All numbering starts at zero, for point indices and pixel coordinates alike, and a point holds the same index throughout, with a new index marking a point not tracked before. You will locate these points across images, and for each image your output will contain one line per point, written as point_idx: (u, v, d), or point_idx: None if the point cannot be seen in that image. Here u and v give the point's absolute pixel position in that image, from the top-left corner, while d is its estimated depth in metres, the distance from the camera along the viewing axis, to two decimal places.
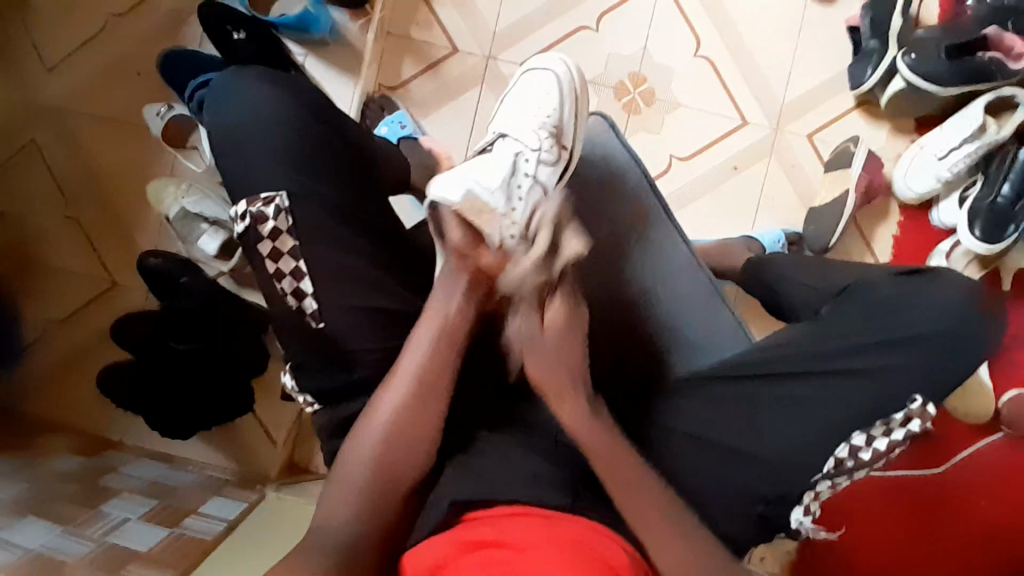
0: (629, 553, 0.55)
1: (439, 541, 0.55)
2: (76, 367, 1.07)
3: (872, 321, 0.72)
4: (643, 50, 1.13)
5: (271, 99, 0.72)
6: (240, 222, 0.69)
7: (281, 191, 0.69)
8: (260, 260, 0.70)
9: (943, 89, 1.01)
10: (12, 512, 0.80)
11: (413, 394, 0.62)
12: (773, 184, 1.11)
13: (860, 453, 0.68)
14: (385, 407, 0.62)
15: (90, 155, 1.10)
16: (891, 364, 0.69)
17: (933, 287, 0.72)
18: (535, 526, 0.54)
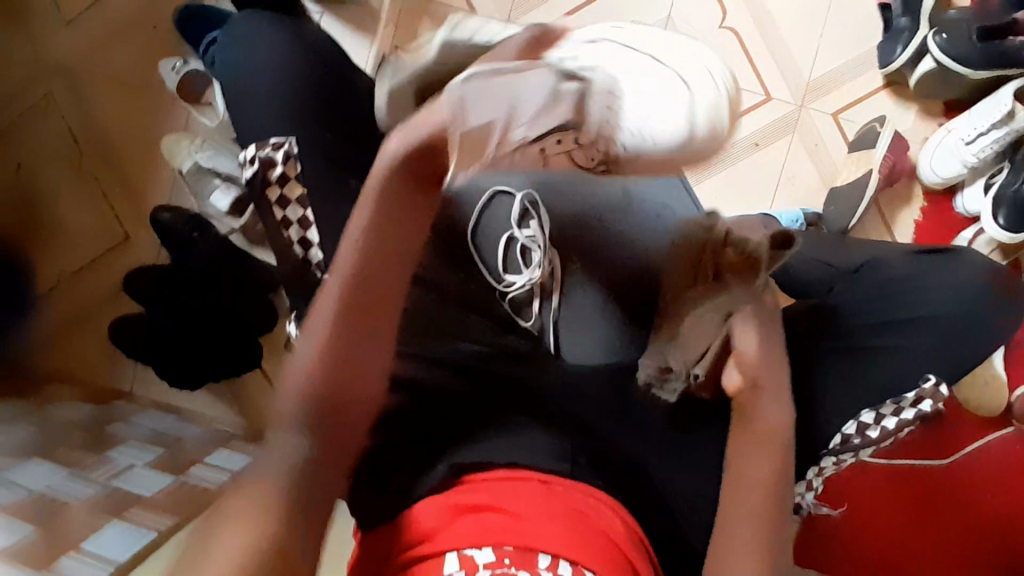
0: (627, 523, 0.58)
1: (434, 504, 0.56)
2: (89, 317, 1.09)
3: (884, 301, 0.71)
4: (666, 19, 1.09)
5: (278, 48, 0.69)
6: (250, 167, 0.68)
7: (290, 136, 0.67)
8: (268, 206, 0.69)
9: (974, 72, 0.97)
10: (19, 454, 0.84)
11: (337, 328, 0.56)
12: (793, 163, 1.09)
13: (867, 432, 0.68)
14: (323, 313, 0.56)
15: (106, 108, 1.11)
16: (898, 343, 0.69)
17: (952, 266, 0.72)
18: (530, 493, 0.56)
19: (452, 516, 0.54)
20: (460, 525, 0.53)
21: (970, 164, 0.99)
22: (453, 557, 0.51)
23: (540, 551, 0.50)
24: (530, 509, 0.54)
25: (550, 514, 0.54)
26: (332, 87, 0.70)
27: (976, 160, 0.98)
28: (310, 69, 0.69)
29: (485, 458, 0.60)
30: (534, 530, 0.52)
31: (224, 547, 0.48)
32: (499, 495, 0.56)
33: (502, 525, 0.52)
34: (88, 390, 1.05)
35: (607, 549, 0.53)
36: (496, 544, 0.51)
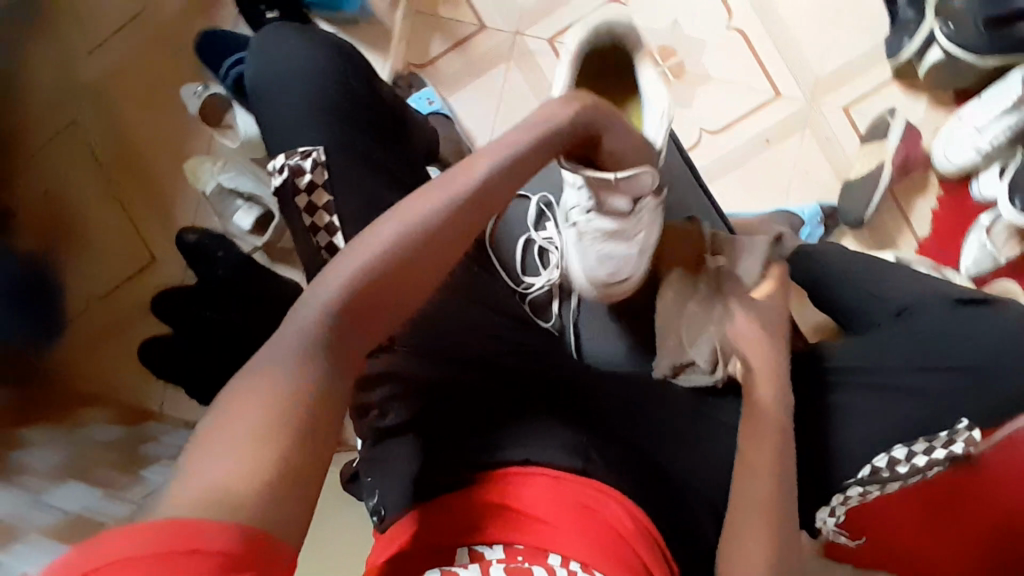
0: (631, 511, 0.58)
1: (442, 501, 0.59)
2: (117, 340, 1.11)
3: (926, 344, 0.72)
4: (673, 22, 1.11)
5: (310, 62, 0.74)
6: (277, 175, 0.69)
7: (319, 145, 0.69)
8: (296, 212, 0.69)
9: (982, 59, 0.98)
10: (54, 476, 0.85)
11: (430, 231, 0.51)
12: (806, 157, 1.09)
13: (897, 466, 0.70)
14: (377, 243, 0.50)
15: (129, 135, 1.14)
16: (934, 388, 0.71)
17: (995, 318, 0.72)
18: (538, 489, 0.57)
19: (461, 509, 0.57)
20: (468, 521, 0.56)
21: (983, 151, 0.99)
22: (464, 551, 0.55)
23: (549, 550, 0.53)
24: (537, 504, 0.56)
25: (557, 509, 0.56)
26: (354, 100, 0.74)
27: (988, 146, 0.98)
28: (334, 84, 0.73)
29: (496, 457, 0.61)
30: (539, 529, 0.54)
31: (215, 440, 0.39)
32: (509, 489, 0.58)
33: (512, 522, 0.55)
34: (119, 411, 1.06)
35: (614, 544, 0.54)
36: (506, 541, 0.54)
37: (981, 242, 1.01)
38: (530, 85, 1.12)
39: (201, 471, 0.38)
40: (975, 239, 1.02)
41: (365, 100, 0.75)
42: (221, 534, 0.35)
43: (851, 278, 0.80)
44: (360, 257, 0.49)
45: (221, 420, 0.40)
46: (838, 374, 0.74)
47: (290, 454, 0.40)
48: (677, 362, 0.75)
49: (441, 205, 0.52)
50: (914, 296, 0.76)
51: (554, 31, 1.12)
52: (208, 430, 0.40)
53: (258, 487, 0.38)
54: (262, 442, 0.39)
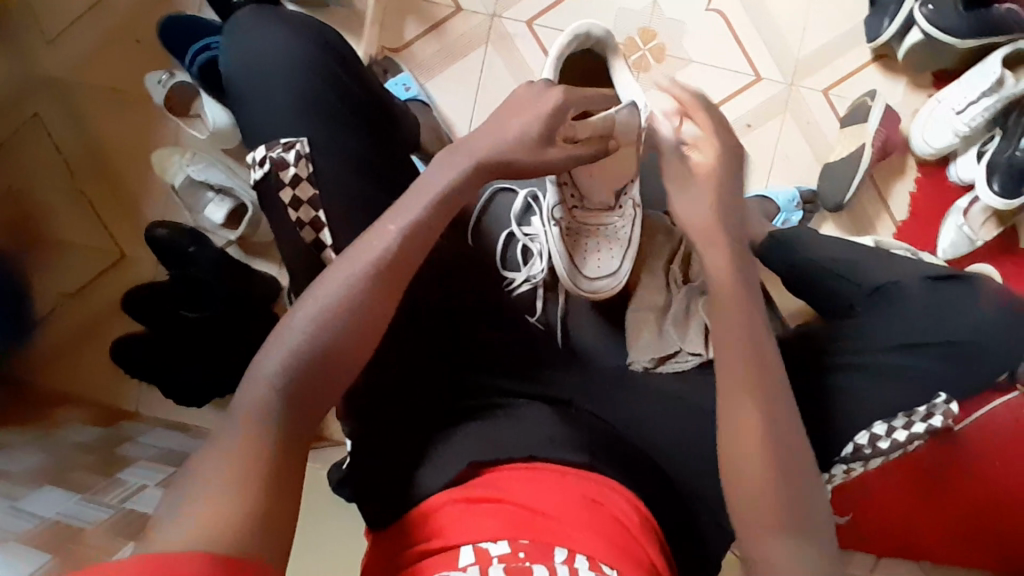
0: (635, 505, 0.60)
1: (447, 498, 0.58)
2: (88, 341, 1.08)
3: (911, 323, 0.71)
4: (653, 4, 1.09)
5: (285, 51, 0.70)
6: (259, 168, 0.67)
7: (301, 136, 0.67)
8: (280, 207, 0.67)
9: (960, 42, 0.98)
10: (29, 481, 0.83)
11: (377, 279, 0.55)
12: (787, 140, 1.09)
13: (878, 442, 0.69)
14: (328, 289, 0.54)
15: (92, 125, 1.09)
16: (918, 364, 0.70)
17: (975, 297, 0.71)
18: (545, 483, 0.58)
19: (467, 509, 0.56)
20: (473, 518, 0.55)
21: (960, 134, 0.99)
22: (468, 549, 0.53)
23: (557, 545, 0.52)
24: (545, 503, 0.56)
25: (565, 508, 0.56)
26: (331, 94, 0.70)
27: (967, 130, 0.99)
28: (310, 76, 0.69)
29: (497, 453, 0.61)
30: (548, 526, 0.54)
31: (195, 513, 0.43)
32: (514, 488, 0.58)
33: (519, 519, 0.54)
34: (95, 411, 1.04)
35: (623, 539, 0.55)
36: (511, 537, 0.53)
37: (958, 225, 1.02)
38: (509, 70, 1.10)
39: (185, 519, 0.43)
40: (953, 221, 1.03)
41: (341, 94, 0.71)
42: (192, 566, 0.39)
43: (834, 264, 0.77)
44: (311, 306, 0.53)
45: (193, 483, 0.45)
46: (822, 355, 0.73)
47: (262, 511, 0.45)
48: (660, 353, 0.74)
49: (385, 244, 0.56)
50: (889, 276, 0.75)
51: (533, 13, 1.10)
52: (183, 491, 0.45)
53: (232, 534, 0.43)
54: (233, 498, 0.44)
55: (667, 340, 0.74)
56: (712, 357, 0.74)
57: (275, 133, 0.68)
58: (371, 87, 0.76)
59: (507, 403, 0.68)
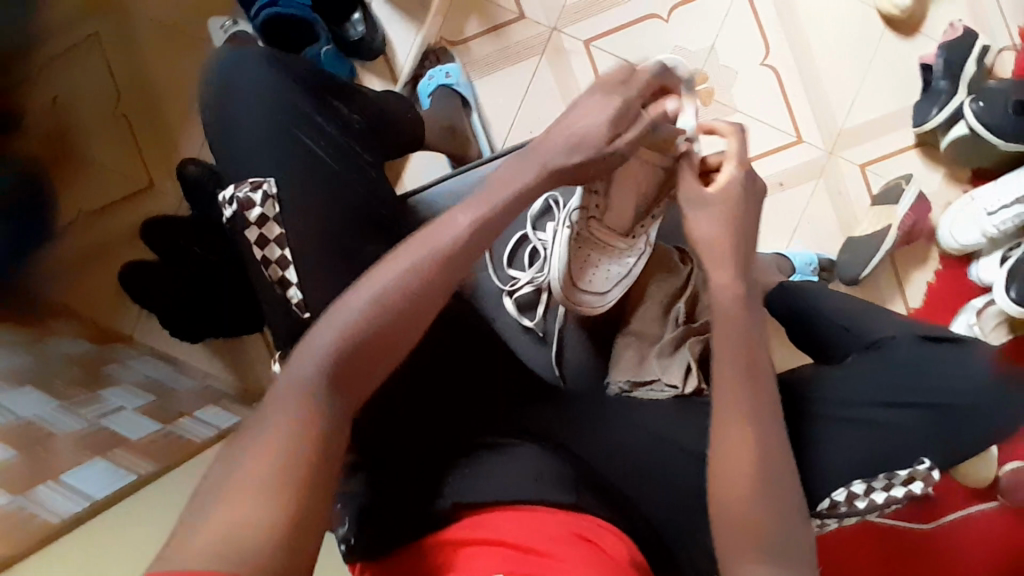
0: (636, 558, 0.59)
1: (446, 542, 0.58)
2: (102, 256, 1.11)
3: (895, 380, 0.71)
4: (710, 49, 1.10)
5: (266, 81, 0.72)
6: (229, 207, 0.69)
7: (269, 177, 0.69)
8: (246, 245, 0.69)
9: (1004, 143, 0.98)
10: (12, 378, 0.85)
11: (421, 279, 0.56)
12: (815, 207, 1.09)
13: (855, 501, 0.68)
14: (350, 310, 0.54)
15: (151, 58, 1.14)
16: (897, 423, 0.69)
17: (965, 361, 0.71)
18: (536, 521, 0.58)
19: (461, 548, 0.57)
20: (471, 556, 0.55)
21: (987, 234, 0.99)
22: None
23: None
24: (540, 538, 0.56)
25: (562, 544, 0.56)
26: (297, 132, 0.71)
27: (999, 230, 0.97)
28: (277, 116, 0.71)
29: (491, 495, 0.61)
30: (551, 565, 0.53)
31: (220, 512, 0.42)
32: (506, 527, 0.58)
33: (514, 560, 0.54)
34: (91, 328, 1.07)
35: (606, 568, 0.54)
36: (508, 573, 0.52)
37: (968, 323, 1.02)
38: (557, 84, 1.11)
39: (200, 525, 0.41)
40: (963, 319, 1.03)
41: (306, 132, 0.71)
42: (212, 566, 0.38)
43: (833, 314, 0.77)
44: (337, 325, 0.53)
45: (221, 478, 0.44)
46: (814, 400, 0.72)
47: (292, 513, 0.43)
48: (636, 378, 0.76)
49: (414, 264, 0.56)
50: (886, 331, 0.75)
51: (592, 33, 1.12)
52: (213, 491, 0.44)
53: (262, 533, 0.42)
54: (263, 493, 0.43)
55: (647, 368, 0.76)
56: (687, 393, 0.75)
57: (246, 172, 0.70)
58: (348, 121, 0.76)
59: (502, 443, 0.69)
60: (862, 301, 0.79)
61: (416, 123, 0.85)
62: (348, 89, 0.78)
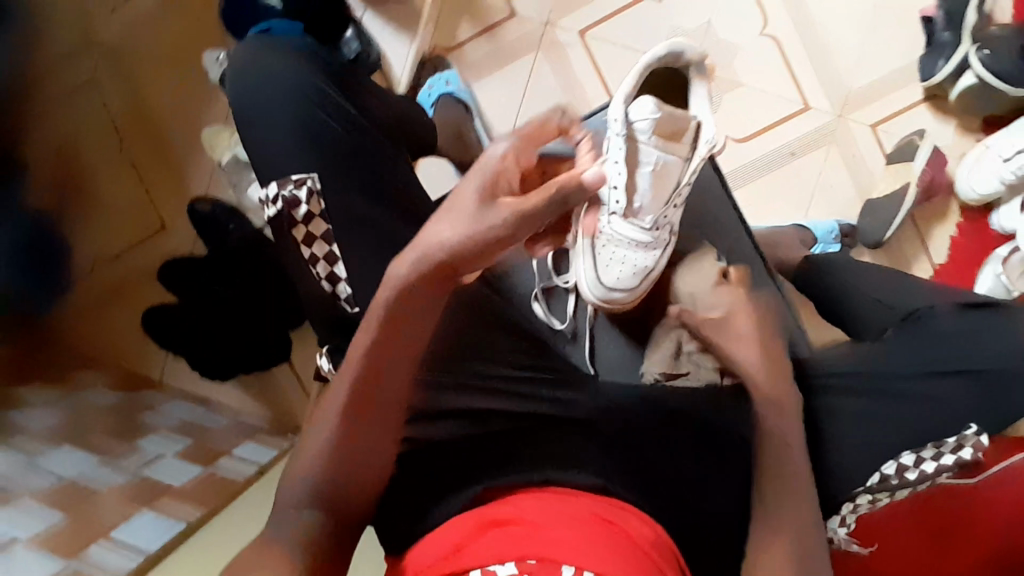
0: (661, 537, 0.58)
1: (464, 524, 0.58)
2: (122, 301, 1.10)
3: (930, 352, 0.71)
4: (706, 25, 1.09)
5: (292, 74, 0.71)
6: (272, 205, 0.69)
7: (312, 173, 0.69)
8: (293, 244, 0.70)
9: (1015, 90, 0.97)
10: (49, 440, 0.85)
11: (373, 352, 0.60)
12: (829, 173, 1.08)
13: (905, 474, 0.66)
14: (332, 405, 0.60)
15: (148, 99, 1.11)
16: (939, 392, 0.69)
17: (1008, 328, 0.70)
18: (555, 505, 0.58)
19: (478, 532, 0.56)
20: (484, 541, 0.54)
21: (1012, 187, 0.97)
22: (476, 573, 0.51)
23: (562, 563, 0.49)
24: (551, 521, 0.55)
25: (575, 524, 0.55)
26: (328, 124, 0.70)
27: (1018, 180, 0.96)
28: (312, 103, 0.70)
29: (516, 478, 0.62)
30: (549, 540, 0.52)
31: None
32: (523, 509, 0.57)
33: (518, 537, 0.53)
34: (119, 376, 1.06)
35: (628, 551, 0.53)
36: (518, 557, 0.50)
37: (995, 274, 1.00)
38: (556, 78, 1.10)
39: None
40: (991, 269, 1.01)
41: (332, 119, 0.70)
42: None
43: (867, 294, 0.78)
44: (329, 418, 0.60)
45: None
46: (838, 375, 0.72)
47: None
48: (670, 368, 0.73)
49: (364, 355, 0.60)
50: (923, 305, 0.75)
51: (585, 24, 1.10)
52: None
53: None
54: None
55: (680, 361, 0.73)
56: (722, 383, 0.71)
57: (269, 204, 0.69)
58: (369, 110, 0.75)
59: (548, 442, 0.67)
60: (888, 273, 0.80)
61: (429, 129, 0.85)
62: (367, 85, 0.77)
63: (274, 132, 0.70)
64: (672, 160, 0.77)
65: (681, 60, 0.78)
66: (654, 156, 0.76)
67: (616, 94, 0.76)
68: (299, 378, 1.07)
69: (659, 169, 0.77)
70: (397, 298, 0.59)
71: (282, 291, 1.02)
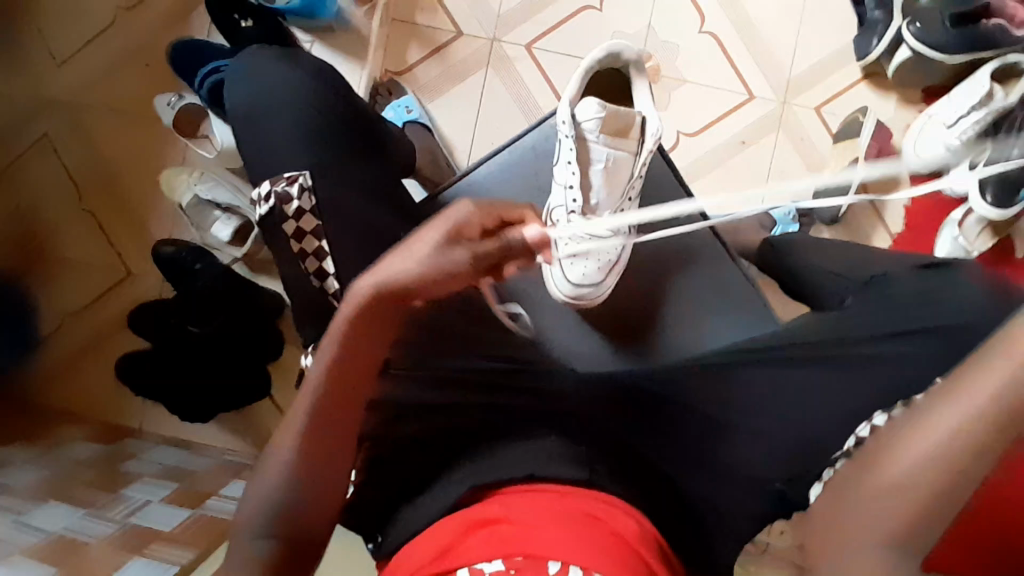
0: (644, 527, 0.57)
1: (451, 524, 0.56)
2: (94, 354, 1.10)
3: (892, 314, 0.72)
4: (647, 28, 1.12)
5: (285, 82, 0.76)
6: (264, 204, 0.73)
7: (303, 170, 0.73)
8: (284, 238, 0.73)
9: (950, 57, 1.02)
10: (33, 497, 0.84)
11: (330, 370, 0.57)
12: (780, 156, 1.11)
13: None
14: (297, 417, 0.58)
15: (101, 150, 1.12)
16: (903, 352, 0.70)
17: (960, 281, 0.73)
18: (545, 501, 0.56)
19: (466, 533, 0.54)
20: (472, 543, 0.52)
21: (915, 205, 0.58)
22: (465, 571, 0.50)
23: (550, 558, 0.49)
24: (535, 517, 0.53)
25: (565, 522, 0.53)
26: (318, 124, 0.75)
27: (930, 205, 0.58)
28: (307, 106, 0.75)
29: (499, 475, 0.61)
30: (535, 538, 0.51)
31: None
32: (514, 507, 0.55)
33: (507, 537, 0.51)
34: (98, 428, 1.05)
35: (613, 546, 0.52)
36: (505, 555, 0.49)
37: (953, 236, 1.04)
38: (509, 91, 1.12)
39: None
40: (948, 232, 1.05)
41: (324, 119, 0.75)
42: None
43: (823, 267, 0.81)
44: (291, 438, 0.58)
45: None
46: (786, 345, 0.73)
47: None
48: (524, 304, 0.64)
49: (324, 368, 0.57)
50: (880, 271, 0.77)
51: (531, 37, 1.13)
52: None
53: None
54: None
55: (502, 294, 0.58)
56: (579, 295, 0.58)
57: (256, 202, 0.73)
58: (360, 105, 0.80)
59: (525, 432, 0.67)
60: (843, 248, 0.84)
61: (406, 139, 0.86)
62: (353, 92, 0.81)
63: (257, 164, 0.76)
64: (621, 156, 0.81)
65: (620, 60, 0.82)
66: (604, 154, 0.81)
67: (562, 98, 0.81)
68: (281, 410, 1.08)
69: (611, 166, 0.81)
70: (353, 313, 0.56)
71: (259, 318, 1.04)
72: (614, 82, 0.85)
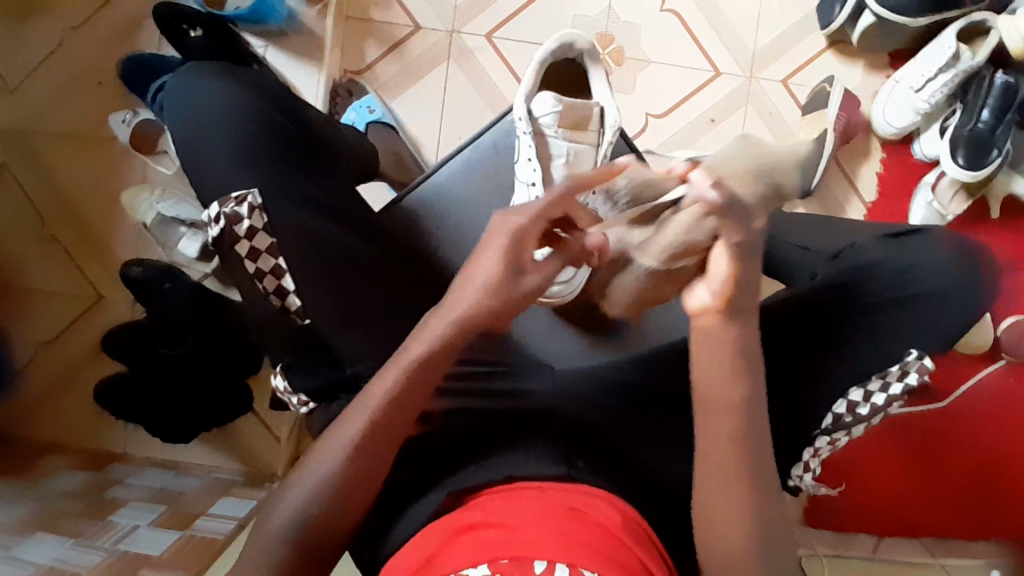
0: (628, 516, 0.56)
1: (435, 530, 0.56)
2: (72, 382, 1.08)
3: (860, 288, 0.72)
4: (608, 9, 1.10)
5: (229, 95, 0.74)
6: (215, 225, 0.71)
7: (252, 189, 0.71)
8: (238, 260, 0.71)
9: (913, 20, 0.99)
10: (21, 531, 0.80)
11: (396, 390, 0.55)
12: (750, 132, 1.10)
13: (857, 409, 0.69)
14: (342, 437, 0.55)
15: (60, 173, 1.09)
16: (877, 326, 0.71)
17: (927, 248, 0.73)
18: (529, 500, 0.55)
19: (450, 540, 0.53)
20: (456, 547, 0.51)
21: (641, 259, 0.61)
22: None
23: (534, 558, 0.47)
24: (516, 515, 0.53)
25: (552, 522, 0.51)
26: (268, 138, 0.74)
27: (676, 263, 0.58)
28: (255, 121, 0.74)
29: (478, 478, 0.60)
30: (517, 538, 0.49)
31: None
32: (501, 509, 0.54)
33: (490, 543, 0.49)
34: (82, 456, 1.03)
35: (603, 543, 0.50)
36: (490, 559, 0.48)
37: (927, 201, 1.04)
38: (471, 84, 1.11)
39: None
40: (922, 197, 1.05)
41: (274, 133, 0.74)
42: None
43: (792, 244, 0.78)
44: (329, 460, 0.54)
45: None
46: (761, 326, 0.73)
47: None
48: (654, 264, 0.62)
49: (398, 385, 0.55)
50: (847, 244, 0.77)
51: (490, 25, 1.11)
52: None
53: None
54: None
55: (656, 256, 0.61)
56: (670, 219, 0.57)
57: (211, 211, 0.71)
58: (309, 118, 0.80)
59: (506, 433, 0.66)
60: (812, 221, 0.82)
61: (368, 150, 0.87)
62: (302, 107, 0.80)
63: (206, 181, 0.73)
64: (582, 149, 0.80)
65: (573, 50, 0.81)
66: (564, 147, 0.80)
67: (517, 94, 0.79)
68: (266, 424, 1.08)
69: (572, 160, 0.80)
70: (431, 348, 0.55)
71: (226, 336, 1.01)
72: (568, 75, 0.84)
